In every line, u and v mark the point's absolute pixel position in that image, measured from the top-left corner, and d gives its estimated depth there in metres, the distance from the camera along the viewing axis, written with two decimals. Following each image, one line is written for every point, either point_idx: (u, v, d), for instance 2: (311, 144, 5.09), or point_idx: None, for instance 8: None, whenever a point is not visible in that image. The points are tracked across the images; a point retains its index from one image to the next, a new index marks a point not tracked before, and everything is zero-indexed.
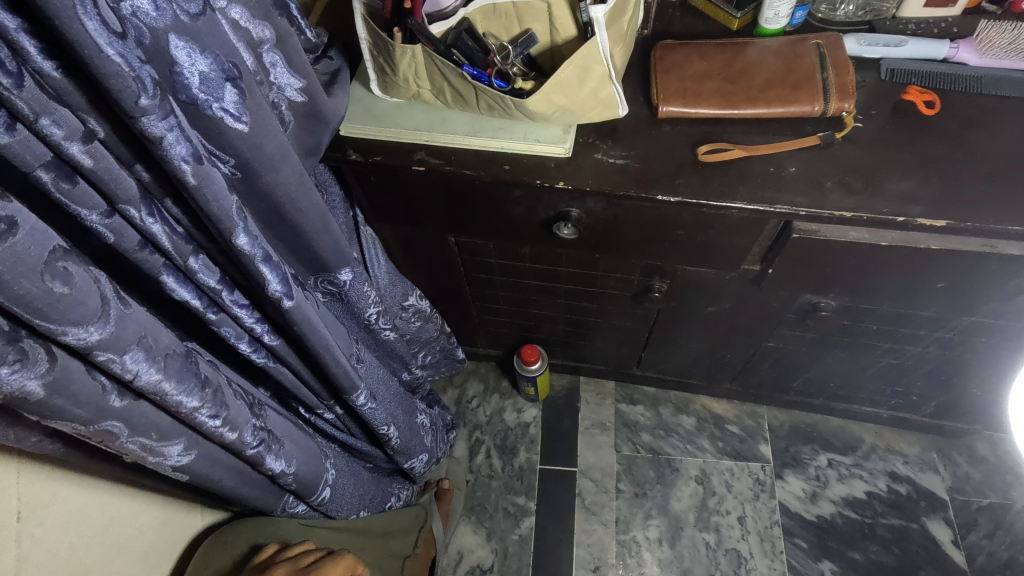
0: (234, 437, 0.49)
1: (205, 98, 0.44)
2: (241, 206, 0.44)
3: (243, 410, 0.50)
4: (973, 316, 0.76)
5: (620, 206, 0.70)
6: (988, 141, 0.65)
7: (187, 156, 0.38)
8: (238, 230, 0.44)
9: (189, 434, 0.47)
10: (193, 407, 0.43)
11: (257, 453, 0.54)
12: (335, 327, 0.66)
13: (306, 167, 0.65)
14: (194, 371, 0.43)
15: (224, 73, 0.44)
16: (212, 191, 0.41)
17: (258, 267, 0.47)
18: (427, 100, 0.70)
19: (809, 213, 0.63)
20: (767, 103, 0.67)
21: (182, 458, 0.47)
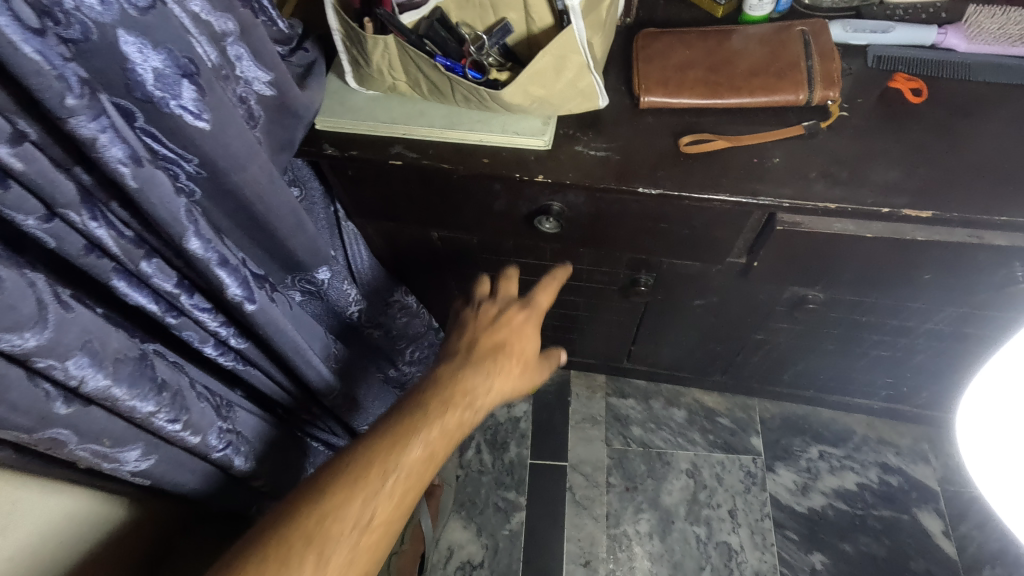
0: (196, 441, 0.49)
1: (160, 95, 0.44)
2: (193, 207, 0.43)
3: (206, 413, 0.49)
4: (962, 308, 0.75)
5: (601, 198, 0.69)
6: (976, 130, 0.64)
7: (125, 158, 0.37)
8: (189, 233, 0.43)
9: (148, 439, 0.46)
10: (149, 412, 0.43)
11: (223, 454, 0.54)
12: (311, 328, 0.65)
13: (280, 162, 0.63)
14: (150, 376, 0.42)
15: (180, 69, 0.43)
16: (156, 194, 0.39)
17: (213, 270, 0.46)
18: (403, 92, 0.68)
19: (793, 205, 0.62)
20: (751, 92, 0.65)
21: (141, 463, 0.47)
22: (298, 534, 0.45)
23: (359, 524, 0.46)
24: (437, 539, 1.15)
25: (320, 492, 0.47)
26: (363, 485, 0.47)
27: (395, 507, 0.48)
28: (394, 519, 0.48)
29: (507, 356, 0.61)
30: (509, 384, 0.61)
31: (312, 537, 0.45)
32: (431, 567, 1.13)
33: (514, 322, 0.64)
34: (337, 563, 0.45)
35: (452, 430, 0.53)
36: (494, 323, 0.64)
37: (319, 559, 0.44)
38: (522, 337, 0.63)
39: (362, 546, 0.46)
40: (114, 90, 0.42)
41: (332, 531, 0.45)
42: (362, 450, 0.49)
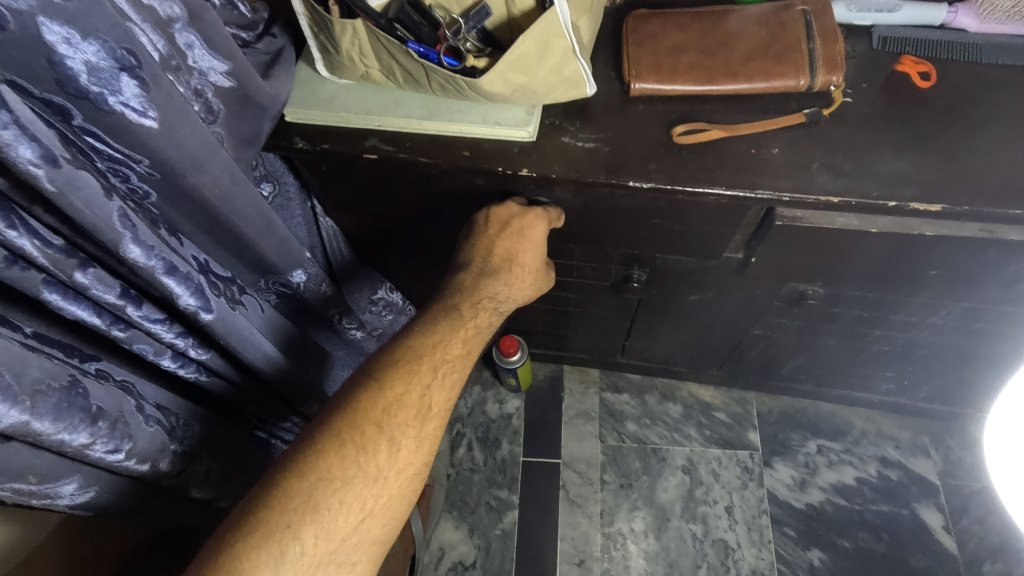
0: (144, 469, 0.47)
1: (100, 93, 0.40)
2: (128, 210, 0.39)
3: (155, 440, 0.47)
4: (969, 303, 0.71)
5: (590, 192, 0.64)
6: (989, 116, 0.60)
7: (35, 158, 0.33)
8: (126, 239, 0.39)
9: (87, 471, 0.44)
10: (83, 443, 0.40)
11: (178, 480, 0.53)
12: (287, 333, 0.62)
13: (246, 158, 0.58)
14: (81, 405, 0.40)
15: (117, 62, 0.39)
16: (78, 198, 0.35)
17: (160, 279, 0.42)
18: (378, 81, 0.64)
19: (793, 198, 0.58)
20: (748, 78, 0.61)
21: (79, 497, 0.45)
22: (368, 425, 0.51)
23: (419, 413, 0.54)
24: (428, 540, 1.13)
25: (381, 389, 0.53)
26: (415, 381, 0.55)
27: (445, 398, 0.57)
28: (447, 407, 0.56)
29: (519, 267, 0.65)
30: (521, 293, 0.67)
31: (380, 427, 0.52)
32: (423, 568, 1.10)
33: (529, 225, 0.64)
34: (407, 446, 0.53)
35: (475, 336, 0.61)
36: (506, 228, 0.64)
37: (390, 444, 0.52)
38: (537, 240, 0.65)
39: (423, 431, 0.54)
40: (44, 84, 0.38)
41: (398, 421, 0.53)
42: (408, 355, 0.57)
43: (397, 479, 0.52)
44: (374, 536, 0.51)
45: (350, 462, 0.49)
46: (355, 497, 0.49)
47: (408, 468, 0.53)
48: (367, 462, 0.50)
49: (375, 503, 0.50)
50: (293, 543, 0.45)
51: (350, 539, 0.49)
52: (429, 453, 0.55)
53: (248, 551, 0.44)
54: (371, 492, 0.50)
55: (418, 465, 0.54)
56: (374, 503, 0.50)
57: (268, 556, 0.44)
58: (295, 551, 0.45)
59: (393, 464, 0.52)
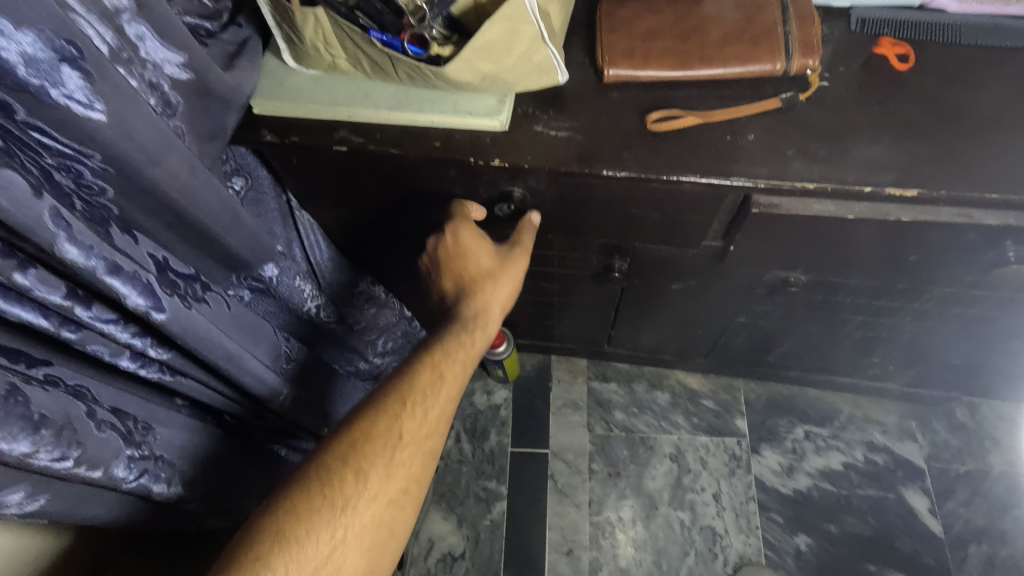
0: (98, 474, 0.46)
1: (43, 87, 0.38)
2: (61, 208, 0.38)
3: (106, 445, 0.46)
4: (949, 288, 0.71)
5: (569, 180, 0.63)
6: (968, 98, 0.59)
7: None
8: (62, 239, 0.37)
9: (35, 479, 0.43)
10: (23, 453, 0.39)
11: (138, 486, 0.51)
12: (253, 330, 0.61)
13: (211, 153, 0.57)
14: (22, 413, 0.39)
15: (56, 53, 0.38)
16: (6, 196, 0.34)
17: (104, 280, 0.41)
18: (346, 71, 0.62)
19: (769, 184, 0.57)
20: (723, 63, 0.60)
21: (28, 505, 0.44)
22: (335, 458, 0.51)
23: (391, 441, 0.54)
24: (417, 532, 1.13)
25: (349, 424, 0.54)
26: (385, 410, 0.55)
27: (419, 424, 0.56)
28: (421, 435, 0.55)
29: (477, 281, 0.66)
30: (493, 310, 0.67)
31: (347, 459, 0.52)
32: (412, 560, 1.11)
33: (449, 245, 0.68)
34: (378, 473, 0.52)
35: (452, 359, 0.61)
36: (437, 261, 0.69)
37: (361, 474, 0.51)
38: (473, 250, 0.67)
39: (396, 459, 0.53)
40: None
41: (369, 449, 0.53)
42: (378, 390, 0.57)
43: (369, 507, 0.51)
44: (350, 565, 0.49)
45: (316, 495, 0.49)
46: (326, 526, 0.49)
47: (380, 496, 0.52)
48: (337, 492, 0.50)
49: (347, 532, 0.50)
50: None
51: (322, 569, 0.48)
52: (404, 481, 0.54)
53: None
54: (340, 521, 0.49)
55: (393, 493, 0.53)
56: (346, 532, 0.49)
57: None
58: None
59: (365, 493, 0.51)
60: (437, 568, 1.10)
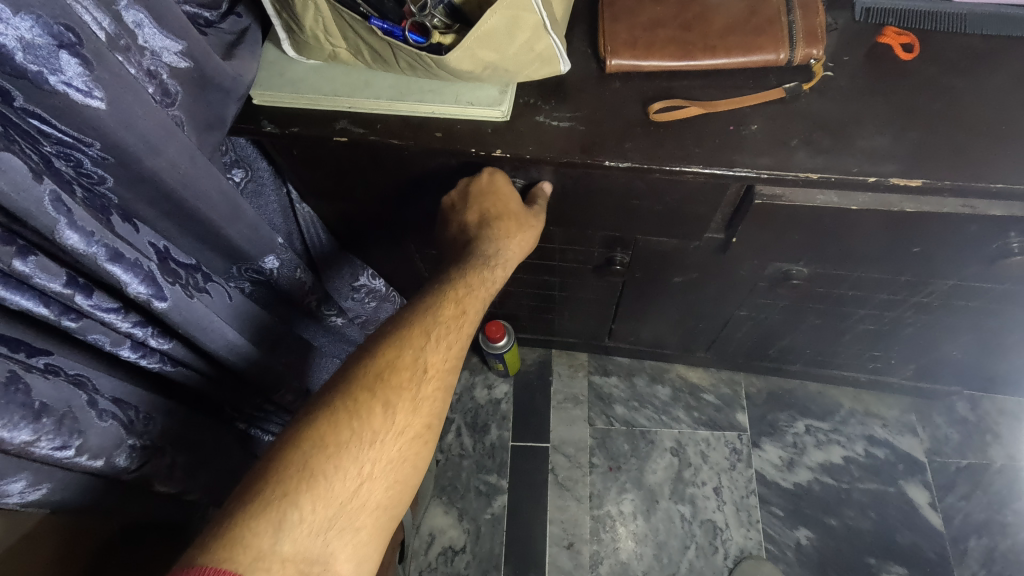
0: (99, 463, 0.46)
1: (41, 73, 0.38)
2: (61, 193, 0.37)
3: (108, 435, 0.46)
4: (951, 280, 0.71)
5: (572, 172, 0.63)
6: (972, 88, 0.58)
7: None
8: (61, 225, 0.37)
9: (36, 468, 0.44)
10: (25, 441, 0.40)
11: (140, 474, 0.52)
12: (255, 322, 0.61)
13: (211, 143, 0.56)
14: (20, 401, 0.39)
15: (54, 39, 0.38)
16: (4, 179, 0.33)
17: (105, 267, 0.40)
18: (346, 61, 0.62)
19: (772, 175, 0.57)
20: (726, 53, 0.60)
21: (29, 494, 0.44)
22: (361, 391, 0.51)
23: (414, 375, 0.54)
24: (418, 525, 1.13)
25: (372, 359, 0.54)
26: (407, 346, 0.55)
27: (442, 358, 0.56)
28: (444, 368, 0.56)
29: (502, 223, 0.63)
30: (514, 252, 0.65)
31: (375, 391, 0.51)
32: (413, 553, 1.11)
33: (487, 182, 0.63)
34: (403, 408, 0.52)
35: (469, 298, 0.61)
36: (469, 197, 0.64)
37: (386, 408, 0.51)
38: (501, 193, 0.63)
39: (420, 394, 0.54)
40: None
41: (392, 384, 0.52)
42: (398, 326, 0.57)
43: (396, 441, 0.51)
44: (376, 499, 0.50)
45: (344, 427, 0.49)
46: (353, 461, 0.48)
47: (405, 430, 0.52)
48: (362, 426, 0.49)
49: (373, 466, 0.49)
50: (292, 511, 0.44)
51: (349, 504, 0.47)
52: (428, 416, 0.54)
53: (247, 520, 0.43)
54: (369, 455, 0.49)
55: (417, 428, 0.53)
56: (373, 466, 0.49)
57: (266, 524, 0.43)
58: (294, 520, 0.44)
59: (390, 427, 0.51)
60: (438, 561, 1.10)
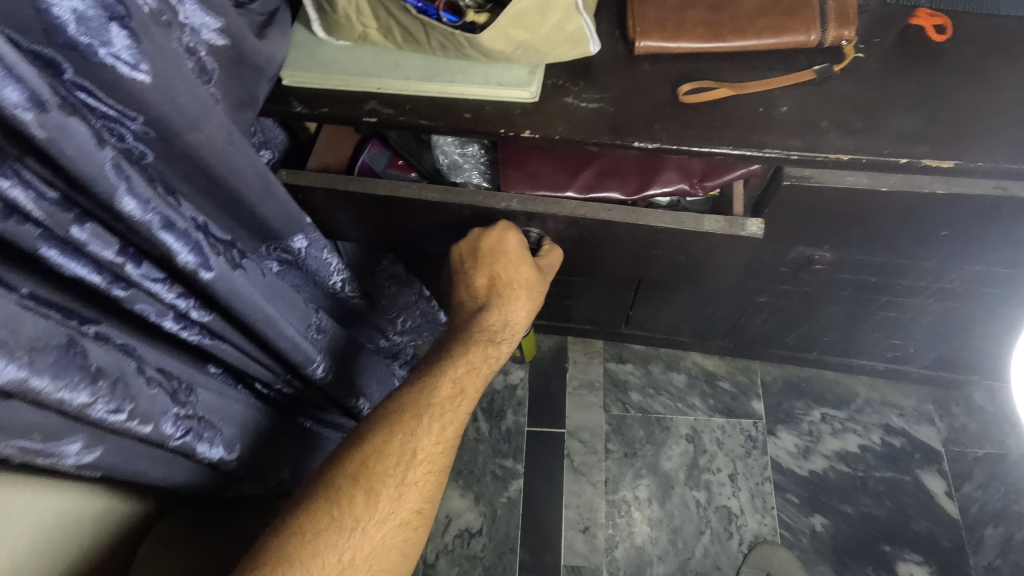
0: (148, 430, 0.47)
1: (91, 46, 0.39)
2: (121, 159, 0.38)
3: (156, 401, 0.47)
4: (978, 266, 0.70)
5: (592, 208, 0.65)
6: (1006, 70, 0.58)
7: (24, 101, 0.31)
8: (120, 191, 0.38)
9: (90, 431, 0.44)
10: (83, 403, 0.40)
11: (182, 444, 0.52)
12: (287, 300, 0.62)
13: (244, 122, 0.57)
14: (79, 365, 0.39)
15: (106, 10, 0.38)
16: (71, 145, 0.34)
17: (158, 235, 0.42)
18: (376, 42, 0.63)
19: (802, 156, 0.57)
20: (756, 34, 0.60)
21: (85, 456, 0.44)
22: (345, 478, 0.54)
23: (401, 463, 0.56)
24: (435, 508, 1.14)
25: (362, 445, 0.56)
26: (396, 432, 0.57)
27: (433, 443, 0.58)
28: (435, 453, 0.57)
29: (506, 289, 0.67)
30: (520, 316, 0.68)
31: (358, 479, 0.54)
32: (429, 535, 1.12)
33: (499, 241, 0.66)
34: (387, 496, 0.54)
35: (467, 376, 0.63)
36: (478, 258, 0.66)
37: (369, 496, 0.53)
38: (509, 254, 0.66)
39: (407, 480, 0.55)
40: (32, 35, 0.37)
41: (377, 471, 0.55)
42: (392, 409, 0.59)
43: (378, 528, 0.53)
44: None
45: (324, 515, 0.51)
46: (331, 548, 0.50)
47: (388, 519, 0.54)
48: (343, 514, 0.52)
49: (354, 554, 0.51)
50: None
51: None
52: (416, 503, 0.56)
53: None
54: (348, 541, 0.51)
55: (403, 514, 0.55)
56: (353, 553, 0.51)
57: None
58: None
59: (373, 515, 0.53)
60: (455, 543, 1.11)
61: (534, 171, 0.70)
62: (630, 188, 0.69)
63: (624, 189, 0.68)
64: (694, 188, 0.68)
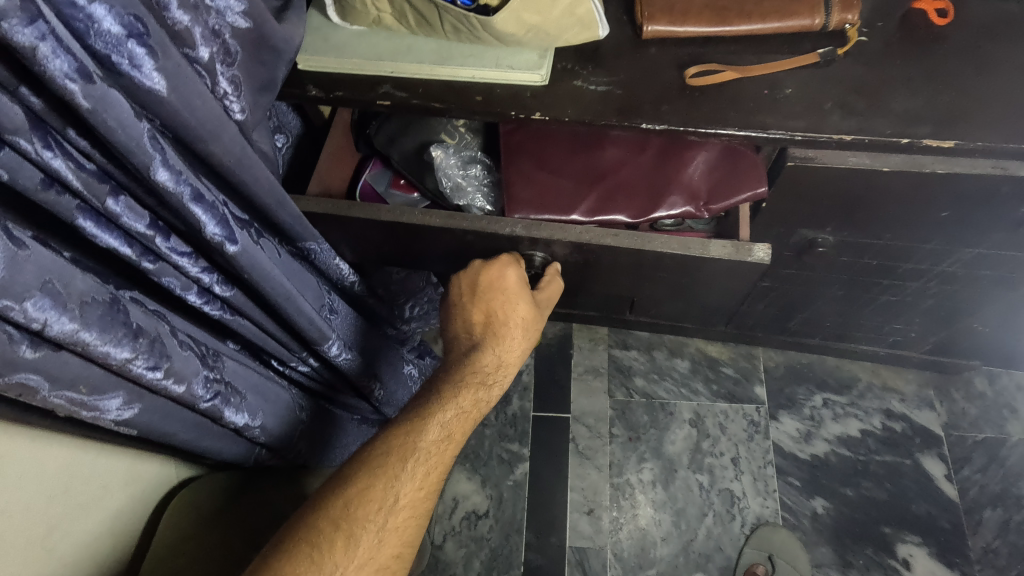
0: (181, 391, 0.49)
1: (111, 58, 0.37)
2: (156, 132, 0.39)
3: (189, 362, 0.49)
4: (977, 249, 0.72)
5: (597, 233, 0.66)
6: (1007, 53, 0.59)
7: (71, 72, 0.32)
8: (156, 162, 0.40)
9: (129, 388, 0.46)
10: (126, 358, 0.42)
11: (211, 406, 0.54)
12: (301, 280, 0.64)
13: (263, 103, 0.59)
14: (123, 321, 0.41)
15: (125, 29, 0.36)
16: (111, 115, 0.35)
17: (188, 207, 0.44)
18: (390, 26, 0.64)
19: (806, 137, 0.58)
20: (762, 18, 0.61)
21: (125, 412, 0.47)
22: (326, 522, 0.52)
23: (382, 507, 0.55)
24: (442, 491, 1.16)
25: (344, 486, 0.55)
26: (380, 475, 0.56)
27: (416, 489, 0.56)
28: (417, 498, 0.56)
29: (501, 328, 0.65)
30: (515, 359, 0.65)
31: (338, 523, 0.53)
32: (436, 517, 1.14)
33: (498, 276, 0.65)
34: (366, 541, 0.53)
35: (458, 423, 0.60)
36: (475, 291, 0.66)
37: (348, 540, 0.52)
38: (509, 290, 0.65)
39: (388, 525, 0.54)
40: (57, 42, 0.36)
41: (359, 515, 0.54)
42: (379, 451, 0.58)
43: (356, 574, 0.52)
44: None
45: (303, 559, 0.50)
46: None
47: (366, 565, 0.52)
48: (322, 559, 0.51)
49: None
50: None
51: None
52: (395, 548, 0.55)
53: None
54: None
55: (382, 559, 0.54)
56: None
57: None
58: None
59: (352, 559, 0.52)
60: (461, 525, 1.13)
61: (542, 193, 0.70)
62: (634, 211, 0.70)
63: (629, 214, 0.69)
64: (699, 212, 0.70)
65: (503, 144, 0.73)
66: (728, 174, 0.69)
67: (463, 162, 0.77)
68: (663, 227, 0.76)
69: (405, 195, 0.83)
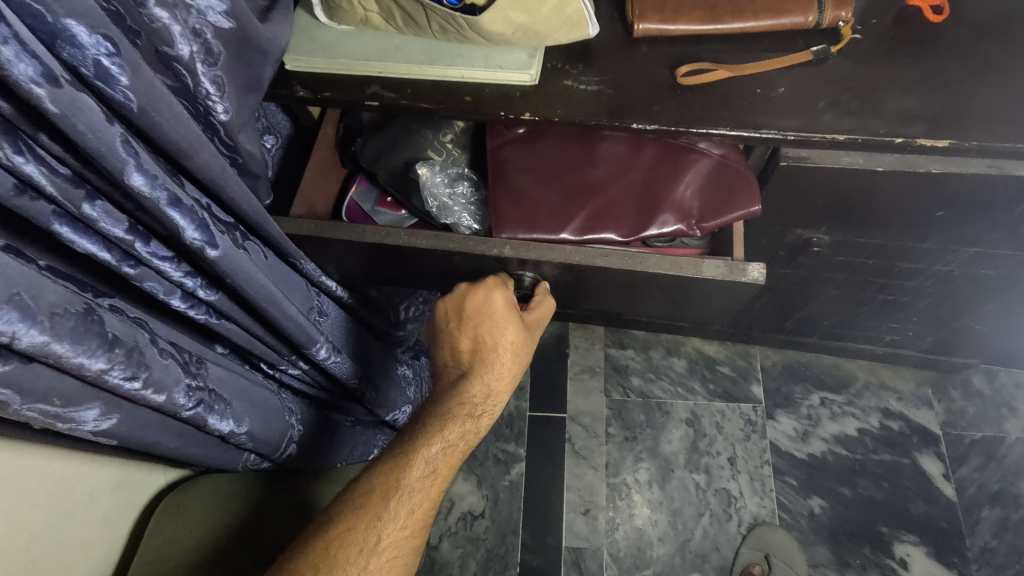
0: (161, 399, 0.48)
1: (79, 68, 0.37)
2: (129, 137, 0.39)
3: (169, 370, 0.48)
4: (974, 248, 0.71)
5: (588, 253, 0.65)
6: (1002, 51, 0.59)
7: (37, 76, 0.32)
8: (129, 168, 0.39)
9: (107, 398, 0.45)
10: (101, 369, 0.41)
11: (193, 414, 0.53)
12: (288, 282, 0.64)
13: (249, 105, 0.58)
14: (97, 331, 0.41)
15: (96, 48, 0.36)
16: (81, 120, 0.35)
17: (165, 211, 0.43)
18: (378, 26, 0.64)
19: (799, 136, 0.57)
20: (754, 16, 0.60)
21: (102, 423, 0.46)
22: (307, 565, 0.54)
23: (364, 549, 0.56)
24: None
25: (328, 529, 0.57)
26: (363, 516, 0.57)
27: (398, 530, 0.58)
28: (399, 538, 0.58)
29: (489, 354, 0.66)
30: (503, 387, 0.66)
31: (319, 565, 0.54)
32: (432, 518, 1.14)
33: (483, 300, 0.65)
34: None
35: (444, 457, 0.62)
36: (462, 316, 0.67)
37: None
38: (495, 314, 0.65)
39: (369, 567, 0.55)
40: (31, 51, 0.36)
41: (340, 558, 0.55)
42: (363, 493, 0.59)
43: None
44: None
45: None
46: None
47: None
48: None
49: None
50: None
51: None
52: None
53: None
54: None
55: None
56: None
57: None
58: None
59: None
60: (457, 526, 1.13)
61: (530, 212, 0.69)
62: (625, 229, 0.69)
63: (620, 232, 0.68)
64: (691, 230, 0.69)
65: (492, 161, 0.72)
66: (720, 189, 0.69)
67: (450, 179, 0.77)
68: (655, 244, 0.75)
69: (392, 212, 0.83)
